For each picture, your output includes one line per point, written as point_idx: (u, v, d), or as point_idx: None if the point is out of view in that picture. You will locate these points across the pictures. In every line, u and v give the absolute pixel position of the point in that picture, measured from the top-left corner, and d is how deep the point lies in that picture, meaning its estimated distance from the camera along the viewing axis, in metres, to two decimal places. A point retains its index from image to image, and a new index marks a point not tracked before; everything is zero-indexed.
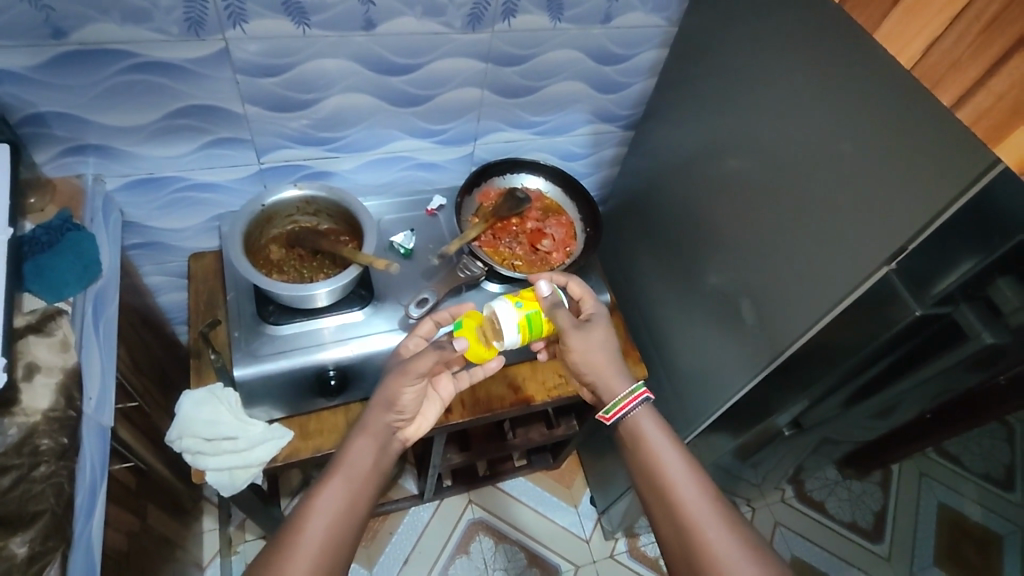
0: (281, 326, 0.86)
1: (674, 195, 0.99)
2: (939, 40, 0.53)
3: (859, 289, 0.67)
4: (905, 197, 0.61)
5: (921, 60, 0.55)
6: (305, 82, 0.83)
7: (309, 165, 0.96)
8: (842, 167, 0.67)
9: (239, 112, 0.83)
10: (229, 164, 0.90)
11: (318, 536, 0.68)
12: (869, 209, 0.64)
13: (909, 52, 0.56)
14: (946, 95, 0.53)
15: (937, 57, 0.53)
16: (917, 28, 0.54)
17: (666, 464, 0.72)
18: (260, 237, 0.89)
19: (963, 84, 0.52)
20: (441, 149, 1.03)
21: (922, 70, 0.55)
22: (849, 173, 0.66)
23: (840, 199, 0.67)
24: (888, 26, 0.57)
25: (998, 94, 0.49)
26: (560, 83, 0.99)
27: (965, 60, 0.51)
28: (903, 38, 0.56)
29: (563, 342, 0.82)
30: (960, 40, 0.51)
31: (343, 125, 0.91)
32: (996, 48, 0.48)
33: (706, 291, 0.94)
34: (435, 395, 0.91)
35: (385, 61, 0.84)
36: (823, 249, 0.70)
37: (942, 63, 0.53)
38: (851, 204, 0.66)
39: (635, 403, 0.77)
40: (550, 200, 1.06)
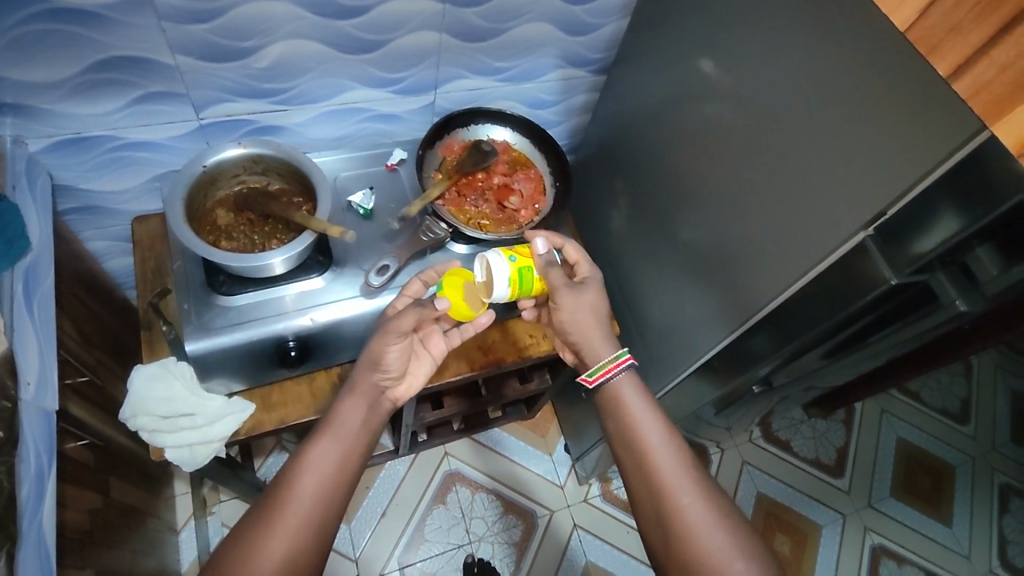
0: (236, 296, 0.81)
1: (648, 146, 0.94)
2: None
3: (835, 255, 0.64)
4: (886, 158, 0.57)
5: (918, 21, 0.50)
6: (240, 28, 0.74)
7: (257, 121, 0.88)
8: (830, 125, 0.62)
9: (170, 64, 0.75)
10: (166, 121, 0.83)
11: (312, 494, 0.67)
12: (849, 170, 0.61)
13: (904, 13, 0.51)
14: (942, 64, 0.49)
15: (935, 19, 0.49)
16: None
17: (644, 431, 0.71)
18: (205, 200, 0.82)
19: (962, 52, 0.48)
20: (400, 99, 0.94)
21: (917, 34, 0.51)
22: (835, 131, 0.61)
23: (823, 160, 0.63)
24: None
25: (998, 67, 0.46)
26: (525, 24, 0.90)
27: (967, 24, 0.47)
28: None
29: (554, 300, 0.79)
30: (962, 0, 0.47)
31: (289, 75, 0.83)
32: (1001, 14, 0.45)
33: (680, 246, 0.91)
34: (425, 354, 0.86)
35: (329, 4, 0.75)
36: (803, 213, 0.67)
37: (939, 27, 0.49)
38: (832, 162, 0.62)
39: (617, 367, 0.75)
40: (517, 153, 1.01)
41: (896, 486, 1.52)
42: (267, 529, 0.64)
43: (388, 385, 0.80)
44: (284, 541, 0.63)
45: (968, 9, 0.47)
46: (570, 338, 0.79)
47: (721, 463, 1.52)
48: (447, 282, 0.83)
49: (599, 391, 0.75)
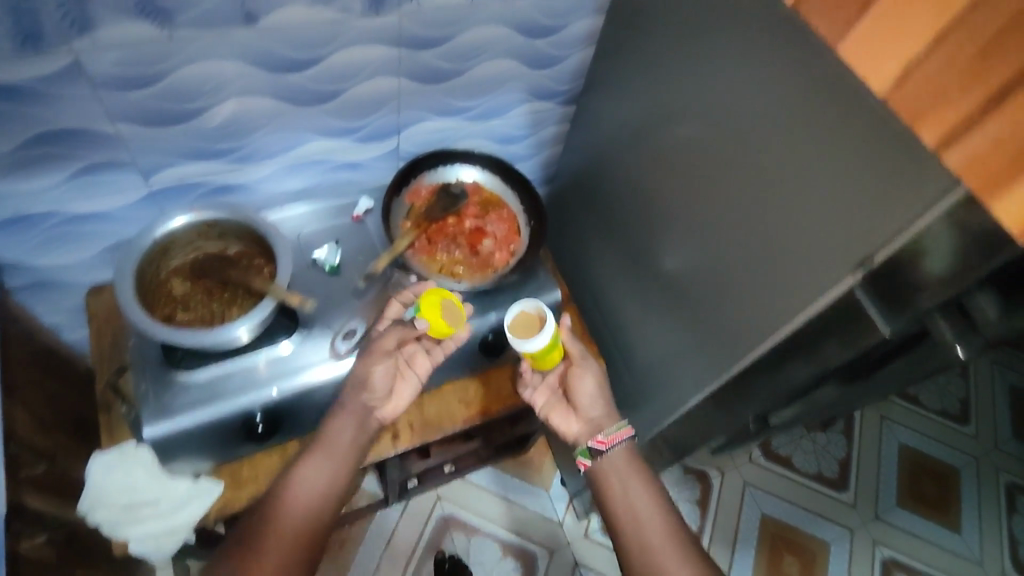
0: (196, 372, 0.76)
1: (623, 180, 0.90)
2: (920, 63, 0.46)
3: (827, 302, 0.59)
4: (869, 200, 0.53)
5: (899, 85, 0.48)
6: (183, 91, 0.69)
7: (209, 182, 0.83)
8: (807, 162, 0.57)
9: (110, 133, 0.70)
10: (113, 191, 0.78)
11: (301, 514, 0.71)
12: (829, 211, 0.56)
13: (883, 76, 0.49)
14: (926, 135, 0.47)
15: (919, 84, 0.47)
16: (896, 43, 0.48)
17: (632, 501, 0.75)
18: (158, 271, 0.77)
19: (951, 121, 0.45)
20: (362, 147, 0.90)
21: (898, 101, 0.48)
22: (816, 169, 0.56)
23: (805, 199, 0.58)
24: (856, 42, 0.50)
25: (991, 143, 0.44)
26: (487, 63, 0.86)
27: (953, 93, 0.45)
28: (881, 52, 0.49)
29: (576, 368, 0.85)
30: (951, 63, 0.45)
31: (240, 133, 0.78)
32: (993, 84, 0.43)
33: (663, 284, 0.86)
34: (410, 375, 0.81)
35: (278, 58, 0.70)
36: (790, 256, 0.62)
37: (924, 93, 0.47)
38: (814, 203, 0.58)
39: (620, 429, 0.80)
40: (488, 192, 0.96)
41: (902, 497, 1.48)
42: (257, 552, 0.67)
43: (377, 405, 0.79)
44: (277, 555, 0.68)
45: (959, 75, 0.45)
46: (581, 411, 0.84)
47: (722, 487, 1.47)
48: (428, 302, 0.80)
49: (608, 455, 0.78)
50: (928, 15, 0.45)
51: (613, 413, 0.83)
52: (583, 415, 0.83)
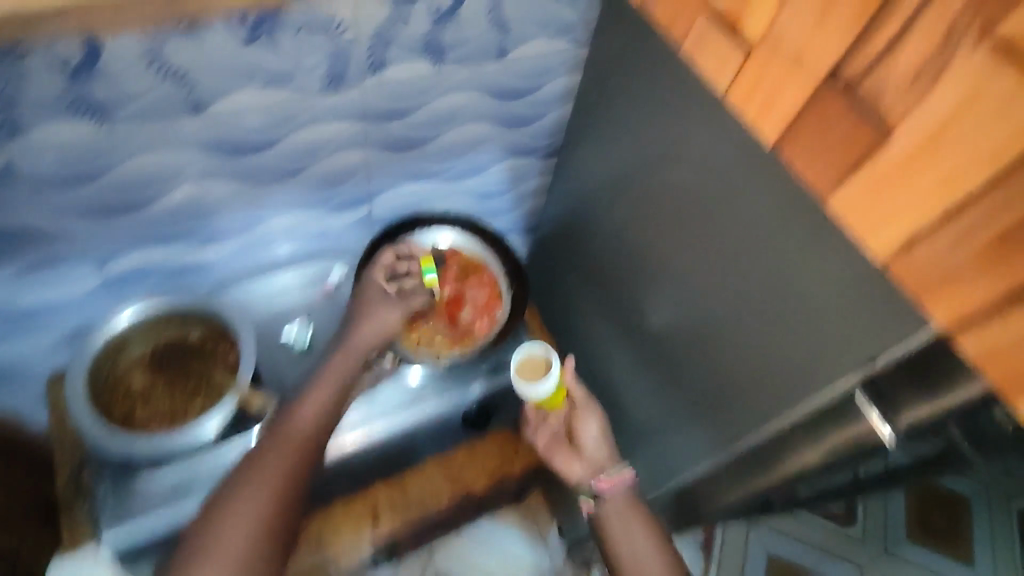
0: (160, 472, 0.73)
1: (604, 242, 0.86)
2: (924, 235, 0.39)
3: (829, 395, 0.52)
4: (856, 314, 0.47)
5: (902, 255, 0.40)
6: (134, 182, 0.66)
7: (167, 264, 0.79)
8: (791, 251, 0.50)
9: (56, 228, 0.66)
10: (64, 283, 0.73)
11: (282, 476, 0.66)
12: (810, 320, 0.51)
13: (882, 238, 0.41)
14: (938, 314, 0.40)
15: (926, 259, 0.39)
16: (898, 204, 0.40)
17: (631, 542, 0.73)
18: (115, 365, 0.73)
19: (964, 307, 0.38)
20: (330, 217, 0.86)
21: (903, 269, 0.41)
22: (799, 261, 0.50)
23: (791, 288, 0.51)
24: (850, 195, 0.42)
25: (1016, 340, 0.36)
26: (458, 128, 0.82)
27: (965, 274, 0.38)
28: (879, 211, 0.41)
29: (578, 412, 0.84)
30: (966, 240, 0.37)
31: (198, 215, 0.75)
32: (1012, 281, 0.35)
33: (649, 352, 0.82)
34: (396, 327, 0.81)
35: (232, 142, 0.67)
36: (778, 346, 0.55)
37: (930, 272, 0.39)
38: (797, 306, 0.52)
39: (621, 473, 0.78)
40: (467, 256, 0.92)
41: None
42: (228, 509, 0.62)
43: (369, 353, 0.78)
44: (257, 524, 0.62)
45: (969, 256, 0.37)
46: (584, 453, 0.83)
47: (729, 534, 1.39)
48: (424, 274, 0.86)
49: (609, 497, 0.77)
50: (931, 183, 0.37)
51: (615, 454, 0.82)
52: (585, 458, 0.83)
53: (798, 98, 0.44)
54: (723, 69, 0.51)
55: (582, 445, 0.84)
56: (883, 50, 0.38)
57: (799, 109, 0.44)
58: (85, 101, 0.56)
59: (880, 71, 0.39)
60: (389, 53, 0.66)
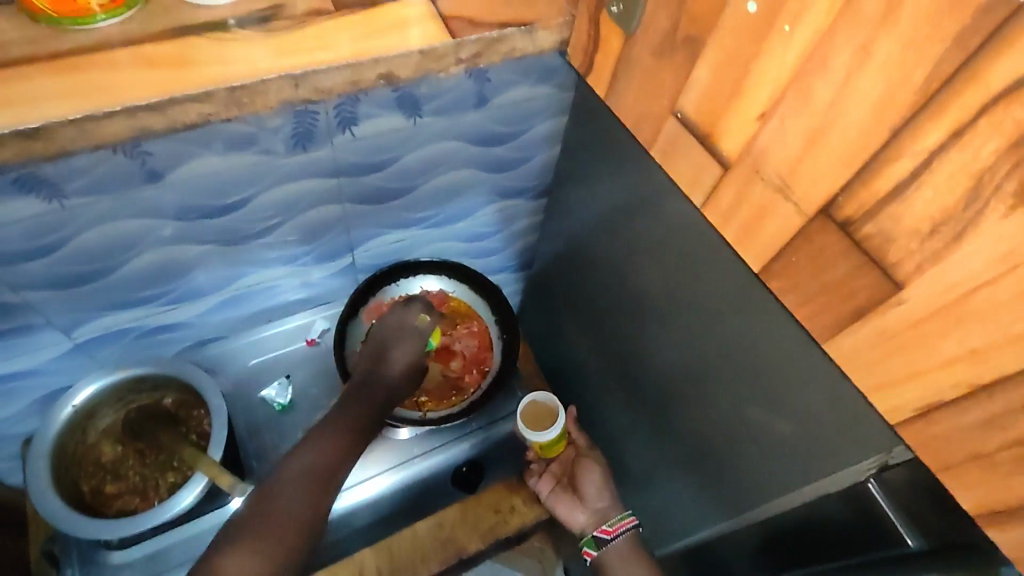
0: (130, 550, 0.69)
1: (599, 288, 0.81)
2: (941, 408, 0.36)
3: (855, 471, 0.49)
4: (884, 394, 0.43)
5: (919, 421, 0.38)
6: (96, 253, 0.63)
7: (140, 326, 0.75)
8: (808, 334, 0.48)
9: (14, 302, 0.63)
10: (30, 352, 0.70)
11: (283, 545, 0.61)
12: (831, 391, 0.48)
13: (891, 399, 0.39)
14: (964, 493, 0.37)
15: (943, 433, 0.36)
16: (908, 366, 0.37)
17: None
18: (84, 438, 0.70)
19: (994, 493, 0.35)
20: (312, 270, 0.83)
21: (919, 436, 0.38)
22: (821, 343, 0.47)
23: (812, 367, 0.49)
24: (856, 342, 0.39)
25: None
26: (441, 176, 0.78)
27: (994, 458, 0.34)
28: (889, 367, 0.38)
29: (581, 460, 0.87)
30: (990, 426, 0.34)
31: (170, 278, 0.71)
32: None
33: (649, 405, 0.77)
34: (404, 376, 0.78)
35: (198, 207, 0.64)
36: (798, 418, 0.53)
37: (955, 451, 0.36)
38: (815, 374, 0.49)
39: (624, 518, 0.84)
40: (457, 303, 0.88)
41: None
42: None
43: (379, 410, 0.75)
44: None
45: (994, 443, 0.34)
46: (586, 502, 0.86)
47: None
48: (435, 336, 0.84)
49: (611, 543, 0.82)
50: (947, 357, 0.34)
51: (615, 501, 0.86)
52: (589, 506, 0.85)
53: (785, 231, 0.40)
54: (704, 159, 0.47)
55: (584, 495, 0.86)
56: (886, 194, 0.33)
57: (790, 239, 0.40)
58: (32, 178, 0.52)
59: (858, 187, 0.35)
60: (360, 109, 0.63)
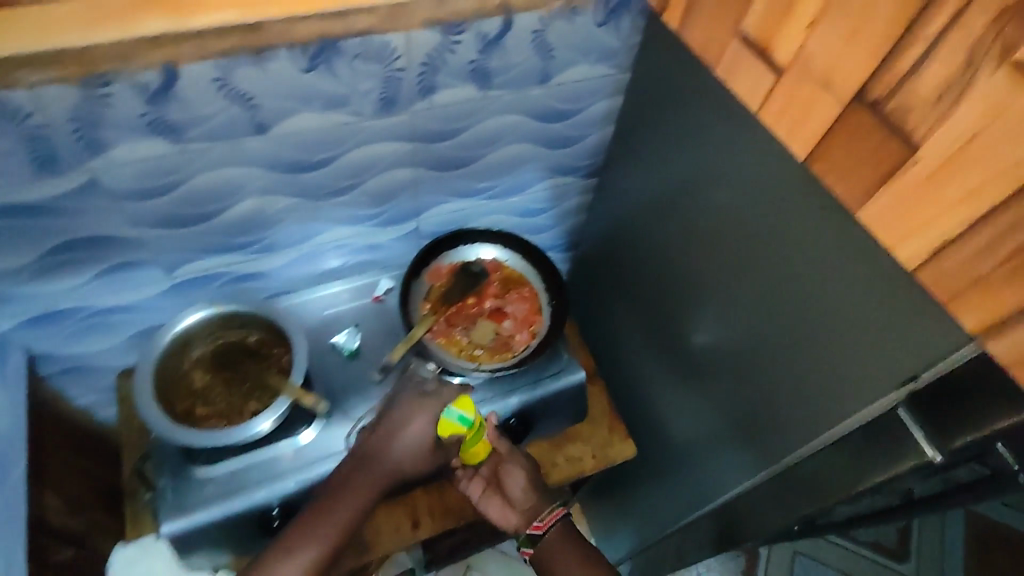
0: (214, 467, 0.76)
1: (646, 259, 0.86)
2: (948, 246, 0.43)
3: (875, 409, 0.54)
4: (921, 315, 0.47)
5: (930, 263, 0.44)
6: (201, 196, 0.71)
7: (228, 272, 0.84)
8: (848, 271, 0.52)
9: (130, 237, 0.72)
10: (135, 286, 0.79)
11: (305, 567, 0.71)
12: (863, 330, 0.52)
13: (908, 250, 0.46)
14: (967, 318, 0.44)
15: (950, 268, 0.43)
16: (924, 218, 0.44)
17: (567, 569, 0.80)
18: (179, 364, 0.78)
19: (991, 311, 0.42)
20: (380, 231, 0.90)
21: (930, 276, 0.45)
22: (866, 279, 0.51)
23: (850, 306, 0.53)
24: (878, 211, 0.47)
25: None
26: (503, 148, 0.85)
27: (994, 279, 0.41)
28: (906, 223, 0.45)
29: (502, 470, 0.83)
30: (987, 250, 0.41)
31: (260, 228, 0.79)
32: None
33: (691, 370, 0.81)
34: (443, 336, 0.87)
35: (290, 161, 0.72)
36: (830, 361, 0.57)
37: (958, 278, 0.43)
38: (849, 312, 0.53)
39: (552, 511, 0.83)
40: (509, 270, 0.94)
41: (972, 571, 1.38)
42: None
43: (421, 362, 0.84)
44: None
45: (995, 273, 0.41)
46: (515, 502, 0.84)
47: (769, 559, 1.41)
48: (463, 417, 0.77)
49: (544, 538, 0.82)
50: (955, 200, 0.42)
51: (544, 495, 0.84)
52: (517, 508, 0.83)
53: (829, 118, 0.49)
54: (762, 91, 0.54)
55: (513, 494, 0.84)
56: (909, 71, 0.43)
57: (829, 127, 0.49)
58: (162, 122, 0.61)
59: (887, 62, 0.44)
60: (438, 78, 0.70)
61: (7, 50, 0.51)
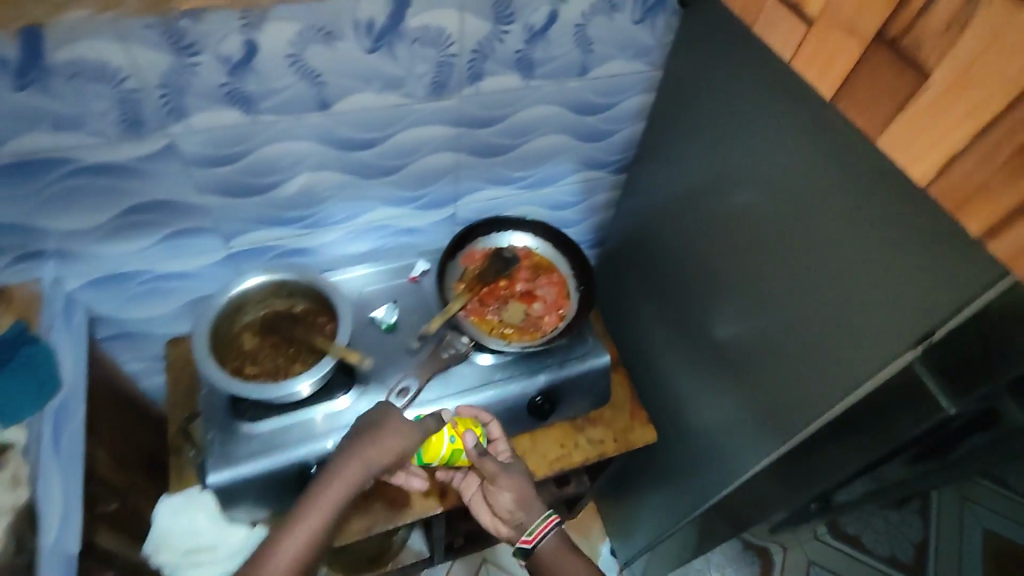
0: (259, 424, 0.81)
1: (671, 247, 0.90)
2: (957, 157, 0.47)
3: (886, 374, 0.56)
4: (935, 272, 0.50)
5: (939, 177, 0.49)
6: (263, 166, 0.77)
7: (279, 245, 0.90)
8: (868, 240, 0.56)
9: (196, 203, 0.78)
10: (194, 252, 0.85)
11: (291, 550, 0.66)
12: (879, 293, 0.55)
13: (921, 168, 0.50)
14: (971, 224, 0.47)
15: (957, 177, 0.47)
16: (934, 137, 0.49)
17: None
18: (231, 326, 0.84)
19: (992, 212, 0.46)
20: (421, 214, 0.96)
21: (940, 189, 0.49)
22: (884, 247, 0.55)
23: (870, 276, 0.56)
24: (895, 135, 0.52)
25: None
26: (540, 138, 0.91)
27: (995, 182, 0.45)
28: (919, 143, 0.50)
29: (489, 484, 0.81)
30: (990, 157, 0.46)
31: (312, 203, 0.85)
32: None
33: (713, 353, 0.84)
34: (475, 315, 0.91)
35: (346, 137, 0.78)
36: (845, 327, 0.60)
37: (964, 186, 0.47)
38: (867, 277, 0.56)
39: (540, 526, 0.80)
40: (540, 257, 0.99)
41: None
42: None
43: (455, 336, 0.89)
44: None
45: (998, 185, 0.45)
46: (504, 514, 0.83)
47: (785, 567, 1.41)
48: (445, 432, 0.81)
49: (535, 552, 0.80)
50: (961, 116, 0.47)
51: (534, 510, 0.80)
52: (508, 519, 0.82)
53: (852, 60, 0.55)
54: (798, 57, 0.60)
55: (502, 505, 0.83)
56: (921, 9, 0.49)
57: (852, 67, 0.55)
58: (239, 92, 0.67)
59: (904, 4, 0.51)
60: (487, 65, 0.76)
61: (117, 16, 0.57)
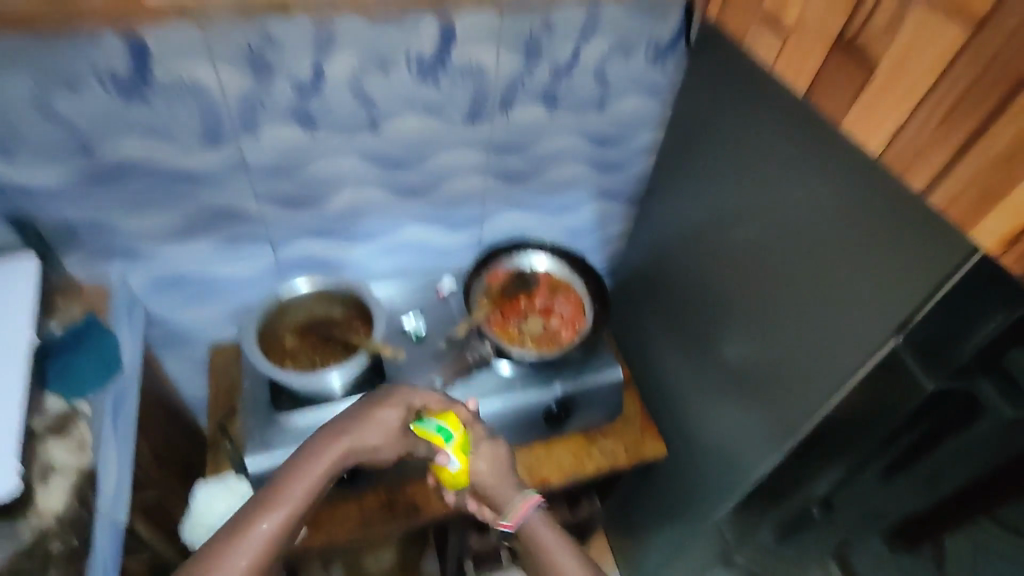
0: (295, 417, 0.87)
1: (678, 267, 0.98)
2: (903, 127, 0.57)
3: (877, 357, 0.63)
4: (913, 262, 0.58)
5: (890, 144, 0.58)
6: (316, 180, 0.87)
7: (321, 255, 0.98)
8: (854, 241, 0.63)
9: (254, 211, 0.87)
10: (247, 259, 0.94)
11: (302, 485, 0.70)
12: (867, 286, 0.62)
13: (877, 139, 0.59)
14: (918, 179, 0.56)
15: (904, 143, 0.56)
16: (888, 115, 0.58)
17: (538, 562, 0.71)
18: (275, 326, 0.91)
19: (935, 167, 0.54)
20: (450, 234, 1.05)
21: (892, 156, 0.58)
22: (867, 245, 0.62)
23: (857, 273, 0.63)
24: (855, 117, 0.61)
25: (972, 174, 0.52)
26: (561, 166, 1.00)
27: (933, 143, 0.54)
28: (874, 120, 0.59)
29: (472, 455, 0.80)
30: (928, 123, 0.54)
31: (354, 217, 0.95)
32: (965, 129, 0.52)
33: (718, 363, 0.90)
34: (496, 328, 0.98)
35: (390, 156, 0.88)
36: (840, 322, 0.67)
37: (909, 150, 0.56)
38: (855, 273, 0.64)
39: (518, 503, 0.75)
40: (557, 277, 1.06)
41: None
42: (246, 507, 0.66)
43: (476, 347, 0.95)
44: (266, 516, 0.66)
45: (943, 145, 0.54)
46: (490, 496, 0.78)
47: None
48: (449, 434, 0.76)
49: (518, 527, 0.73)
50: (904, 93, 0.57)
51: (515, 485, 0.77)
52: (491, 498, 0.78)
53: (820, 60, 0.64)
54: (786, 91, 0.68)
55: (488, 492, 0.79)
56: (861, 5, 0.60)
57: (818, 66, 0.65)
58: (303, 112, 0.78)
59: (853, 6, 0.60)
60: (517, 96, 0.87)
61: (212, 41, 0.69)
